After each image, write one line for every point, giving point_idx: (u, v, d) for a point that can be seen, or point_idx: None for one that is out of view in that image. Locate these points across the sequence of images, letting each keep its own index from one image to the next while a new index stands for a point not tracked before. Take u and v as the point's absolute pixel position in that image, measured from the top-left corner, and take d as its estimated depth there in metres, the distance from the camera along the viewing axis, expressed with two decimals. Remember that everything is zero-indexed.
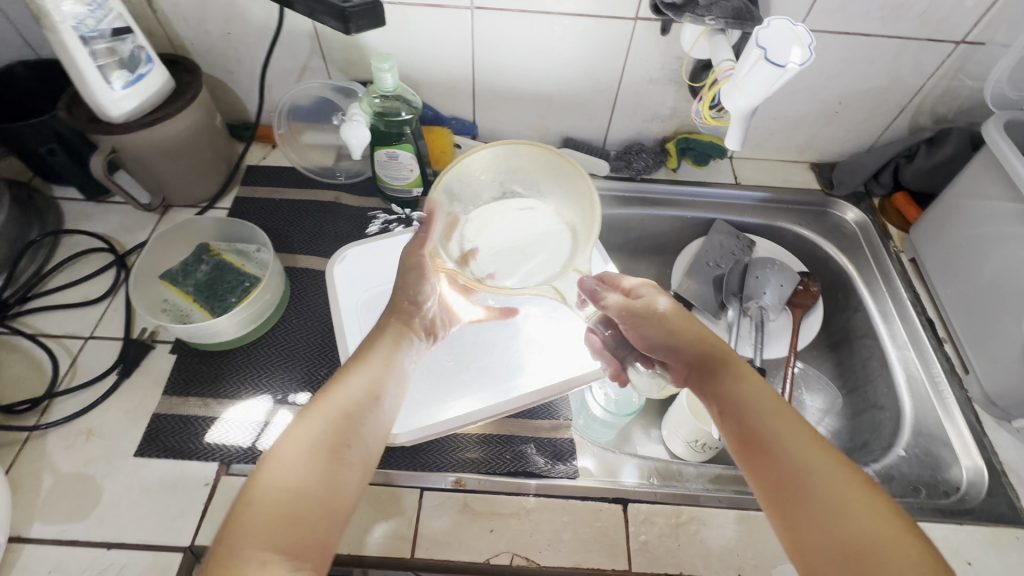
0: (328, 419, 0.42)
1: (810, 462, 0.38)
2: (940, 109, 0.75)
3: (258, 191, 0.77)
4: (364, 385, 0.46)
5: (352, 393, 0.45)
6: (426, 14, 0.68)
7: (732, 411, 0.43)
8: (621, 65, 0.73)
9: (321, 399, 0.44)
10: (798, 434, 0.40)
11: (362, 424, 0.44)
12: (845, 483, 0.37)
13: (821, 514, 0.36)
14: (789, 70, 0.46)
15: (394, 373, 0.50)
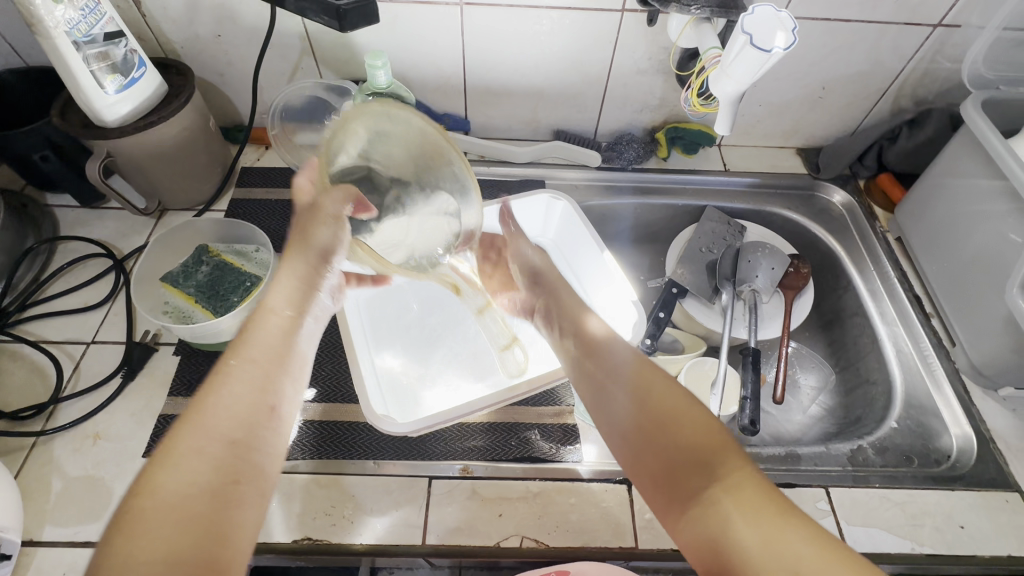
0: (210, 448, 0.35)
1: (696, 432, 0.39)
2: (920, 91, 0.77)
3: (254, 192, 0.77)
4: (249, 393, 0.39)
5: (235, 407, 0.38)
6: (416, 11, 0.68)
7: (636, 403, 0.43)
8: (610, 56, 0.74)
9: (191, 426, 0.36)
10: (646, 378, 0.45)
11: (256, 445, 0.38)
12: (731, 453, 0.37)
13: (716, 483, 0.36)
14: (774, 54, 0.47)
15: (285, 372, 0.43)
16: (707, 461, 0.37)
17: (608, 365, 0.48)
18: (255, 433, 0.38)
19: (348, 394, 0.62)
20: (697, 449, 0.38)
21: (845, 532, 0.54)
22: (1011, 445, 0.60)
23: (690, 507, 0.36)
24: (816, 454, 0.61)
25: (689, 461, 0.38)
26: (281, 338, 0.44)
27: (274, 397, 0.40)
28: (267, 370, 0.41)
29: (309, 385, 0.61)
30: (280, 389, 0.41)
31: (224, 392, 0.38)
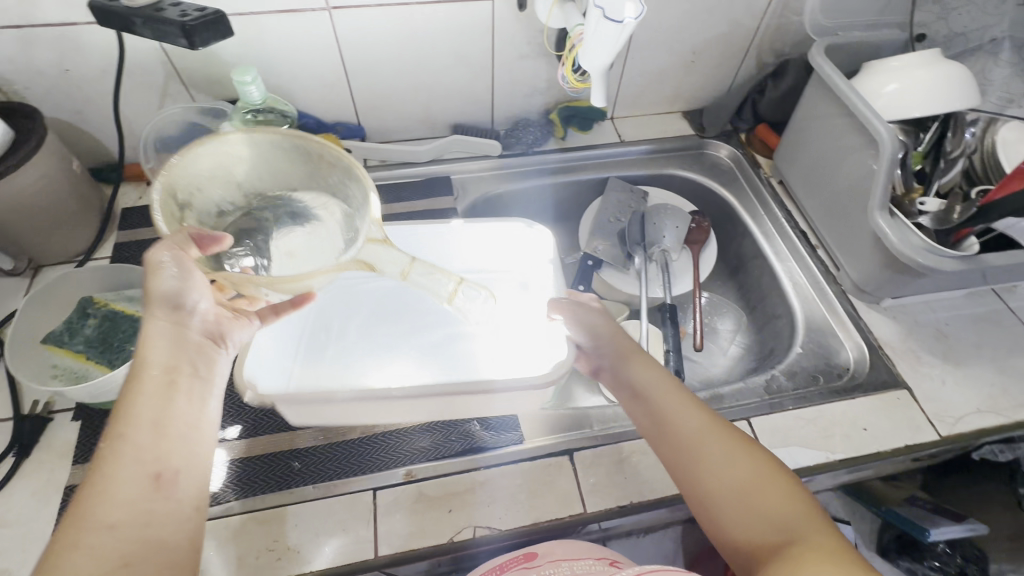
0: (97, 540, 0.33)
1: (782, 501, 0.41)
2: (778, 45, 0.83)
3: (141, 233, 0.72)
4: (135, 467, 0.36)
5: (126, 487, 0.35)
6: (281, 21, 0.66)
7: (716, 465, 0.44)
8: (490, 44, 0.75)
9: (72, 516, 0.34)
10: (717, 439, 0.46)
11: (150, 517, 0.35)
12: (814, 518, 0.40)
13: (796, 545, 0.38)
14: (626, 25, 0.49)
15: (177, 433, 0.39)
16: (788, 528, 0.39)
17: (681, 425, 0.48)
18: (143, 509, 0.35)
19: (276, 423, 0.59)
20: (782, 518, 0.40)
21: None
22: (896, 349, 0.68)
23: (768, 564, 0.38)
24: (737, 390, 0.66)
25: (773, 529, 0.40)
26: (170, 398, 0.40)
27: (160, 464, 0.37)
28: (158, 437, 0.38)
29: (233, 422, 0.58)
30: (176, 456, 0.38)
31: (106, 476, 0.36)
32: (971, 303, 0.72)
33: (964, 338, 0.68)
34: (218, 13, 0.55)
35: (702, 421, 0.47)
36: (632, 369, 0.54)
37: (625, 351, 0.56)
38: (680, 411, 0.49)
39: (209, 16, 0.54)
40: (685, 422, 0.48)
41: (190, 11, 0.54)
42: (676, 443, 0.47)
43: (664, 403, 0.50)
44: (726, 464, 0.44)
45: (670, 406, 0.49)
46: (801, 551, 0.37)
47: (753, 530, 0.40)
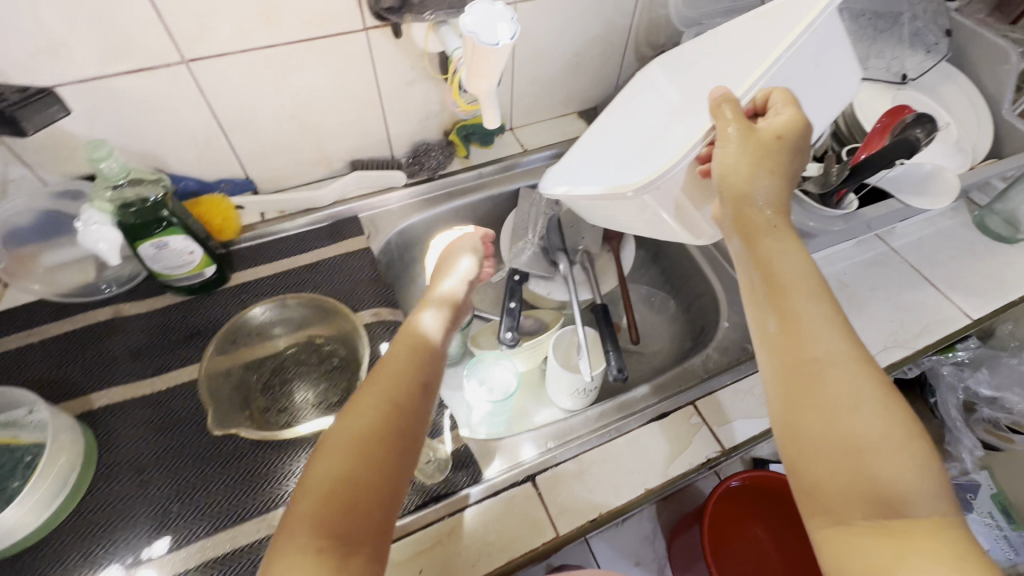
0: (348, 451, 0.38)
1: (871, 413, 0.35)
2: (653, 38, 0.87)
3: (6, 340, 0.62)
4: (376, 404, 0.41)
5: (370, 420, 0.40)
6: (133, 83, 0.60)
7: (797, 355, 0.38)
8: (373, 76, 0.72)
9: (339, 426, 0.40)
10: (852, 381, 0.36)
11: (385, 446, 0.39)
12: (902, 437, 0.35)
13: (871, 467, 0.34)
14: (502, 46, 0.47)
15: (414, 386, 0.44)
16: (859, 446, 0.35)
17: (798, 313, 0.39)
18: (385, 437, 0.39)
19: (209, 525, 0.52)
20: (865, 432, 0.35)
21: (718, 435, 0.61)
22: None
23: (813, 463, 0.35)
24: (677, 376, 0.68)
25: (840, 439, 0.35)
26: (409, 356, 0.46)
27: (402, 411, 0.41)
28: (397, 382, 0.43)
29: (160, 534, 0.51)
30: (394, 456, 0.39)
31: (357, 407, 0.41)
32: (861, 250, 0.78)
33: (861, 285, 0.75)
34: (42, 90, 0.56)
35: (838, 355, 0.37)
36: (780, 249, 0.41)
37: (772, 211, 0.43)
38: (816, 328, 0.38)
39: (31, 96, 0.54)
40: (793, 307, 0.39)
41: (9, 93, 0.53)
42: (789, 364, 0.38)
43: (799, 313, 0.39)
44: (845, 417, 0.35)
45: (803, 323, 0.39)
46: (871, 466, 0.34)
47: (811, 427, 0.36)
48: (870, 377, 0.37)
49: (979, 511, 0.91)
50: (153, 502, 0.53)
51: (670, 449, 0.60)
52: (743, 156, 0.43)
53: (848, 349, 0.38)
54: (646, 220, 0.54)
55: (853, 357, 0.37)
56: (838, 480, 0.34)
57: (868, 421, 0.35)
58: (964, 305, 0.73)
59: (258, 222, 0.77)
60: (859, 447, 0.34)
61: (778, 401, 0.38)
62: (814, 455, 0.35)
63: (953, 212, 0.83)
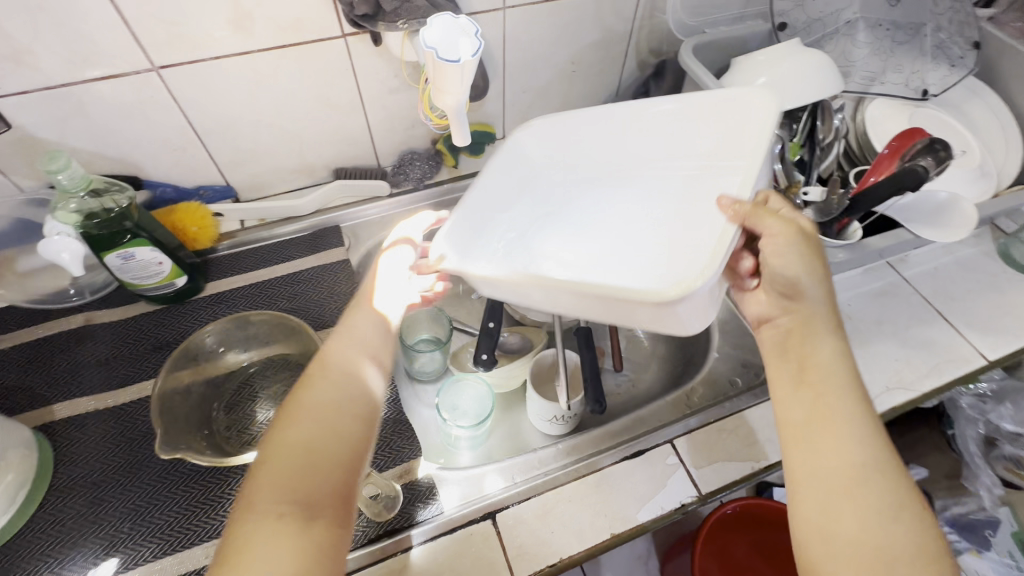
0: (313, 418, 0.41)
1: (903, 526, 0.36)
2: (655, 45, 0.82)
3: None
4: (336, 385, 0.44)
5: (326, 396, 0.43)
6: (101, 91, 0.59)
7: (830, 455, 0.39)
8: (353, 83, 0.70)
9: (299, 398, 0.43)
10: (882, 489, 0.37)
11: (346, 417, 0.42)
12: (935, 556, 0.35)
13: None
14: (464, 63, 0.45)
15: (364, 365, 0.46)
16: (891, 558, 0.35)
17: (830, 410, 0.40)
18: (342, 412, 0.42)
19: (157, 547, 0.51)
20: (897, 543, 0.35)
21: (696, 477, 0.57)
22: None
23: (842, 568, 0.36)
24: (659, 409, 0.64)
25: (874, 548, 0.35)
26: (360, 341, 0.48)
27: (361, 386, 0.45)
28: (353, 364, 0.46)
29: (107, 555, 0.50)
30: (352, 435, 0.42)
31: (311, 382, 0.44)
32: (868, 279, 0.73)
33: (866, 317, 0.69)
34: None
35: (870, 460, 0.38)
36: (832, 357, 0.43)
37: (817, 312, 0.45)
38: (849, 432, 0.39)
39: None
40: (828, 406, 0.41)
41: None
42: (823, 464, 0.39)
43: (836, 413, 0.40)
44: (880, 528, 0.36)
45: (845, 430, 0.39)
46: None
47: (839, 530, 0.37)
48: (906, 493, 0.37)
49: (998, 550, 0.83)
50: (103, 520, 0.52)
51: (642, 491, 0.56)
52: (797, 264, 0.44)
53: (881, 454, 0.39)
54: (624, 312, 0.42)
55: (890, 463, 0.39)
56: None
57: (900, 534, 0.36)
58: (979, 344, 0.67)
59: (238, 230, 0.76)
60: (891, 560, 0.35)
61: (808, 500, 0.38)
62: (843, 559, 0.36)
63: (975, 238, 0.77)
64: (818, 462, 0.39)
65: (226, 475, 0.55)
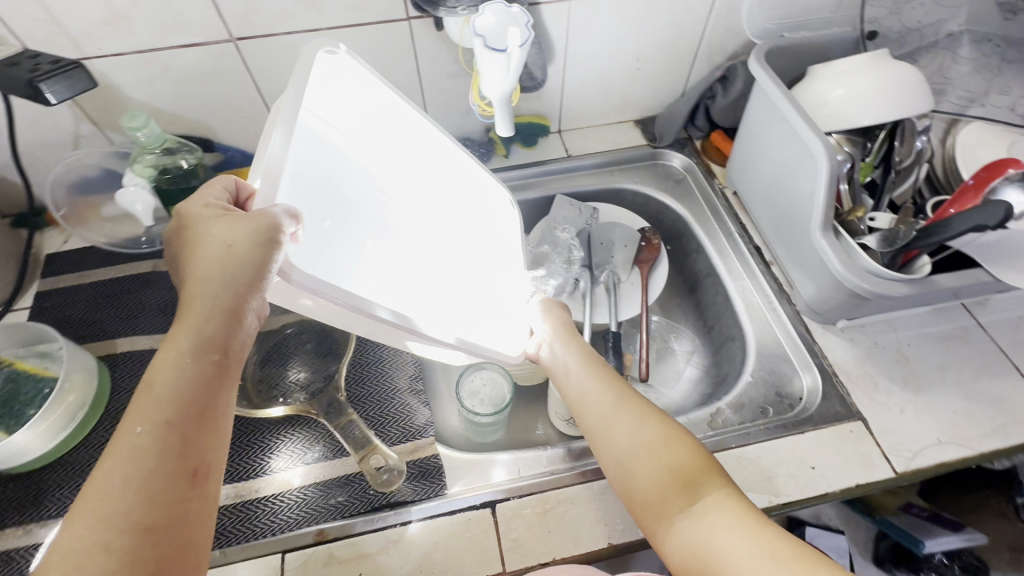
0: (123, 538, 0.30)
1: (651, 425, 0.46)
2: (729, 46, 0.78)
3: (64, 279, 0.70)
4: (149, 479, 0.32)
5: (139, 501, 0.31)
6: (184, 57, 0.64)
7: (595, 413, 0.49)
8: (414, 65, 0.71)
9: (89, 514, 0.30)
10: (627, 411, 0.48)
11: (177, 516, 0.32)
12: (680, 437, 0.45)
13: (671, 465, 0.42)
14: (512, 53, 0.47)
15: (193, 433, 0.34)
16: (662, 457, 0.43)
17: (580, 382, 0.52)
18: (165, 510, 0.31)
19: None
20: (656, 442, 0.44)
21: None
22: (852, 375, 0.63)
23: (651, 500, 0.42)
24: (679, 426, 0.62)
25: (644, 452, 0.44)
26: (172, 399, 0.34)
27: (197, 458, 0.34)
28: (170, 438, 0.33)
29: None
30: (193, 530, 0.32)
31: (110, 488, 0.31)
32: (936, 320, 0.66)
33: (927, 360, 0.63)
34: (73, 63, 0.59)
35: (603, 399, 0.50)
36: (570, 341, 0.56)
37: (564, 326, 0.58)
38: (589, 390, 0.51)
39: (54, 71, 0.56)
40: (577, 382, 0.52)
41: (43, 63, 0.57)
42: (593, 418, 0.49)
43: (582, 389, 0.52)
44: (639, 435, 0.45)
45: (591, 384, 0.51)
46: (680, 472, 0.42)
47: (625, 461, 0.45)
48: (641, 397, 0.49)
49: None
50: None
51: None
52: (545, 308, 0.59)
53: (618, 391, 0.50)
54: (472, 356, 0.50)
55: (625, 390, 0.50)
56: (654, 479, 0.43)
57: (649, 428, 0.46)
58: None
59: None
60: (652, 449, 0.44)
61: (599, 451, 0.47)
62: (636, 476, 0.44)
63: None
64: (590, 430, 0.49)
65: (253, 425, 0.60)
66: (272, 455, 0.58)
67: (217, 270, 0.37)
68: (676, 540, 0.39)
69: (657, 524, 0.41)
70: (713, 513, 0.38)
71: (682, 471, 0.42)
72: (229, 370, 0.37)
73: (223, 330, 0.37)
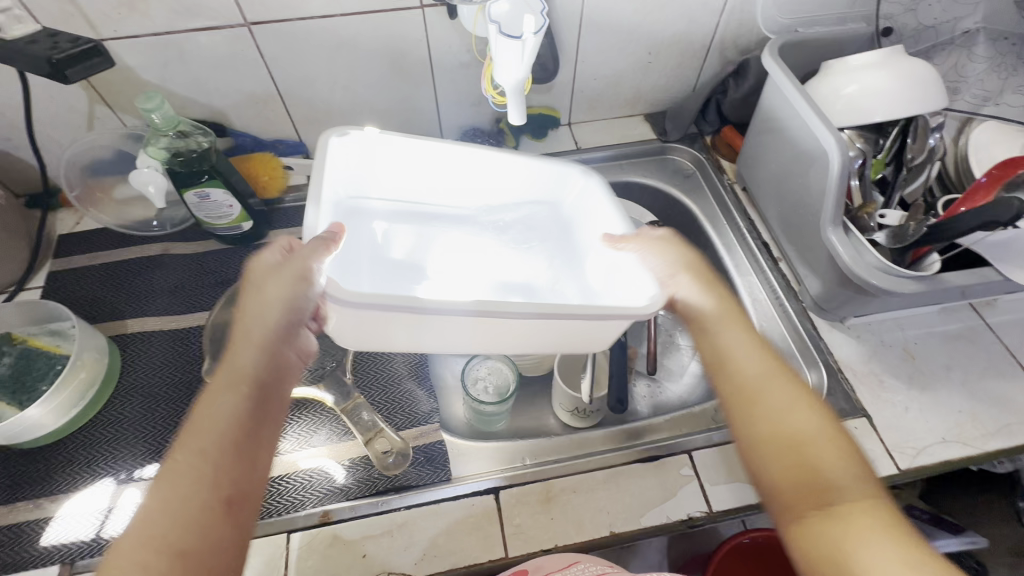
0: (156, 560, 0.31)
1: (805, 418, 0.40)
2: (742, 41, 0.78)
3: (77, 259, 0.70)
4: (188, 503, 0.33)
5: (174, 526, 0.32)
6: (198, 40, 0.64)
7: (733, 377, 0.44)
8: (427, 54, 0.71)
9: (130, 537, 0.32)
10: (774, 392, 0.42)
11: (206, 543, 0.33)
12: (843, 446, 0.38)
13: (823, 472, 0.37)
14: (526, 39, 0.47)
15: (230, 460, 0.36)
16: (807, 456, 0.38)
17: (725, 336, 0.46)
18: (198, 537, 0.32)
19: None
20: (807, 441, 0.39)
21: (710, 493, 0.55)
22: (858, 372, 0.63)
23: (784, 489, 0.38)
24: (683, 419, 0.63)
25: (790, 445, 0.39)
26: (215, 429, 0.37)
27: (231, 486, 0.35)
28: (208, 465, 0.35)
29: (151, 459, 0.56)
30: (222, 557, 0.33)
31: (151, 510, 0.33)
32: (944, 319, 0.66)
33: (933, 359, 0.63)
34: (92, 43, 0.59)
35: (750, 370, 0.43)
36: (706, 290, 0.50)
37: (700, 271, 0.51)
38: (736, 347, 0.45)
39: (74, 51, 0.57)
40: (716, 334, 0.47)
41: (63, 42, 0.58)
42: (733, 378, 0.44)
43: (722, 343, 0.46)
44: (790, 423, 0.40)
45: (733, 346, 0.45)
46: (830, 480, 0.36)
47: (766, 441, 0.40)
48: (798, 377, 0.43)
49: None
50: (154, 429, 0.58)
51: (650, 497, 0.55)
52: (669, 240, 0.53)
53: (773, 366, 0.43)
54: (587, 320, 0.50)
55: (776, 369, 0.43)
56: (796, 480, 0.37)
57: (804, 422, 0.40)
58: None
59: (304, 184, 0.80)
60: (804, 448, 0.38)
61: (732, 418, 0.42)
62: (775, 463, 0.39)
63: None
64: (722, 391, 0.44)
65: None
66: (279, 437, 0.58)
67: (256, 312, 0.44)
68: (807, 544, 0.35)
69: (784, 520, 0.37)
70: (861, 531, 0.34)
71: (829, 480, 0.37)
72: (266, 403, 0.40)
73: (259, 368, 0.41)
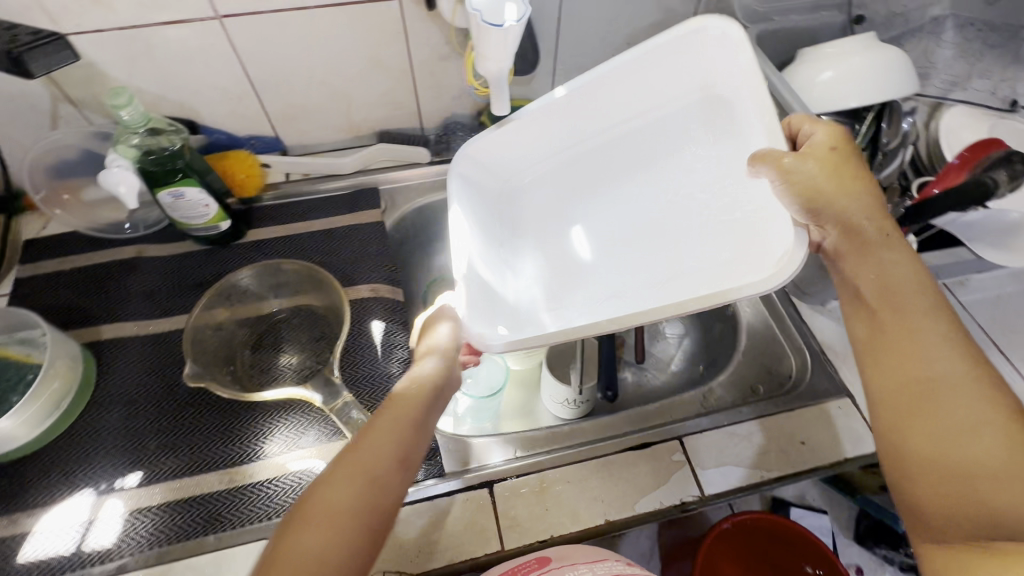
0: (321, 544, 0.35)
1: (994, 442, 0.35)
2: None
3: (44, 265, 0.68)
4: (353, 501, 0.37)
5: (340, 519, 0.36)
6: (166, 34, 0.62)
7: (916, 371, 0.39)
8: (404, 46, 0.70)
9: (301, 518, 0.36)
10: (968, 400, 0.37)
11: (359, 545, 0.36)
12: None
13: (987, 502, 0.34)
14: (508, 28, 0.47)
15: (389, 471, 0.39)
16: (970, 480, 0.35)
17: (915, 321, 0.40)
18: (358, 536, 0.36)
19: (178, 469, 0.54)
20: (983, 467, 0.35)
21: (700, 477, 0.56)
22: (839, 353, 0.64)
23: (926, 499, 0.37)
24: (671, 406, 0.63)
25: (953, 465, 0.36)
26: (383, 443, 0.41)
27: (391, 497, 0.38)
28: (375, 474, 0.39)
29: (133, 468, 0.54)
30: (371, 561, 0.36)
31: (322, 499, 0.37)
32: None
33: None
34: (54, 35, 0.57)
35: (949, 374, 0.38)
36: (887, 248, 0.43)
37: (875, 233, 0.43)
38: (927, 341, 0.39)
39: (35, 44, 0.55)
40: (898, 313, 0.41)
41: (23, 35, 0.56)
42: (909, 374, 0.39)
43: (912, 330, 0.40)
44: (975, 443, 0.36)
45: (924, 340, 0.39)
46: (991, 510, 0.34)
47: (927, 449, 0.37)
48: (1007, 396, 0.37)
49: None
50: (134, 437, 0.56)
51: (642, 483, 0.55)
52: (821, 173, 0.43)
53: (972, 376, 0.38)
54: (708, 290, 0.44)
55: (982, 380, 0.37)
56: (952, 504, 0.36)
57: (992, 450, 0.35)
58: None
59: (282, 181, 0.78)
60: (975, 474, 0.35)
61: (891, 416, 0.40)
62: (930, 477, 0.37)
63: None
64: (891, 383, 0.40)
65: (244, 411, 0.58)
66: (266, 440, 0.57)
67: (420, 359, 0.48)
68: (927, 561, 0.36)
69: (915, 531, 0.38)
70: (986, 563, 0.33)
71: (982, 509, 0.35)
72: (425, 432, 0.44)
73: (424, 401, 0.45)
